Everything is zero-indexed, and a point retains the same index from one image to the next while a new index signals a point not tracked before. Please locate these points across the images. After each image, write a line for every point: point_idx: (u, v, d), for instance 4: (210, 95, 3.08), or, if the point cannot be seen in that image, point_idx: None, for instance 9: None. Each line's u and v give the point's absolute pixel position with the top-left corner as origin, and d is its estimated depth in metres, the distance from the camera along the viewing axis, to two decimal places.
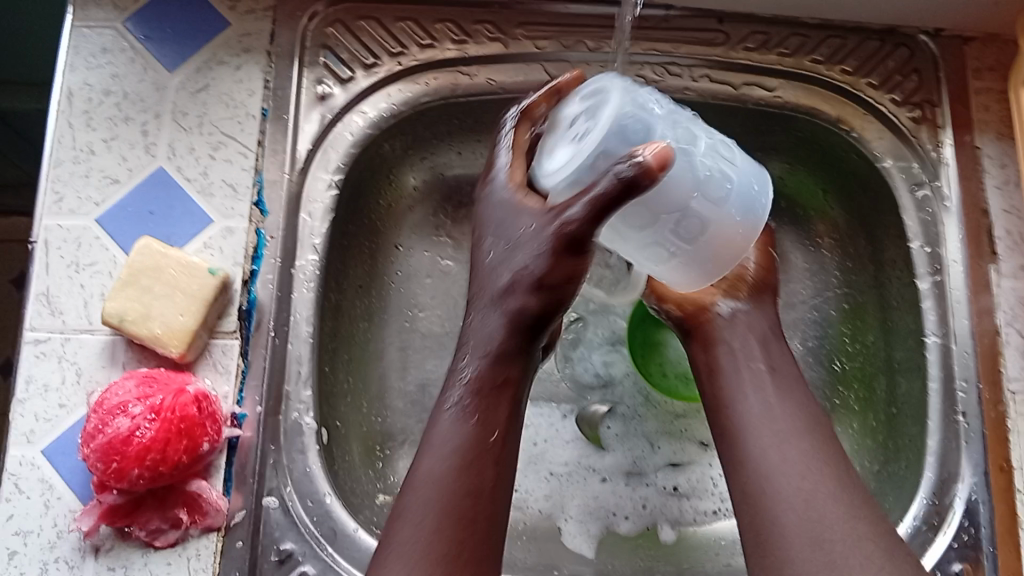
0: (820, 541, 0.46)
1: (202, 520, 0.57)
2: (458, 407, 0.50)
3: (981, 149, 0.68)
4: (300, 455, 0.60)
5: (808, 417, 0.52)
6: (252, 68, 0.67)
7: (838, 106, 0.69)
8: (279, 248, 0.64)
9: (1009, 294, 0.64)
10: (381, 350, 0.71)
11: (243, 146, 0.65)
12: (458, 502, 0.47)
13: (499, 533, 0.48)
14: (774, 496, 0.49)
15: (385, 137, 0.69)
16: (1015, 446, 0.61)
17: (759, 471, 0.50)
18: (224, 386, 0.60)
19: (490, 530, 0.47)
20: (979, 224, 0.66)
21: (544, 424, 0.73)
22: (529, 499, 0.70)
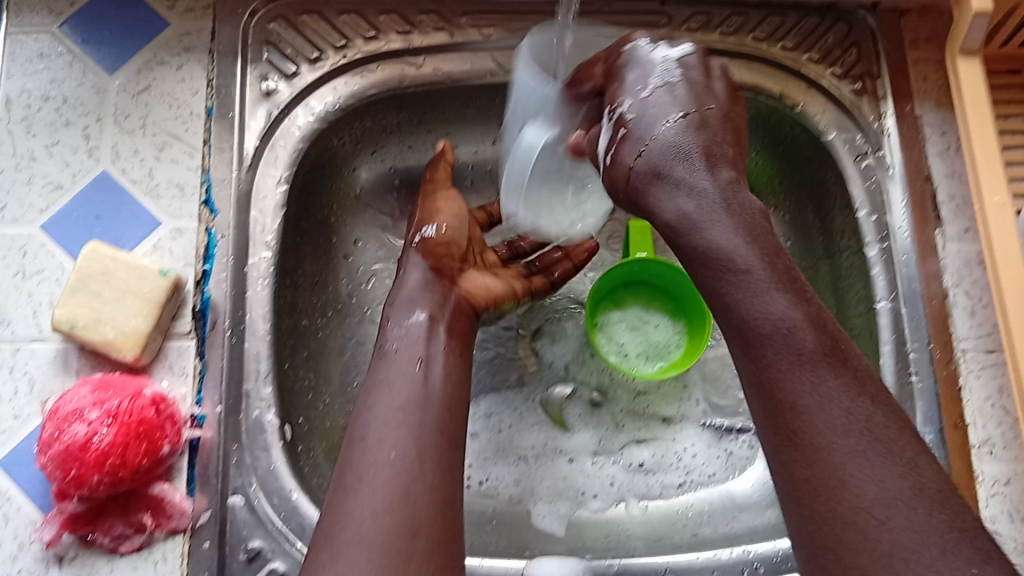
0: (854, 496, 0.40)
1: (167, 523, 0.56)
2: (407, 352, 0.55)
3: (921, 118, 0.69)
4: (264, 453, 0.60)
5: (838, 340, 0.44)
6: (195, 67, 0.66)
7: (782, 82, 0.70)
8: (231, 246, 0.63)
9: (954, 257, 0.66)
10: (341, 345, 0.71)
11: (190, 146, 0.64)
12: (399, 467, 0.47)
13: (451, 502, 0.47)
14: (835, 467, 0.41)
15: (333, 131, 0.68)
16: (968, 404, 0.63)
17: (822, 452, 0.41)
18: (182, 387, 0.60)
19: (439, 497, 0.47)
20: (923, 190, 0.67)
21: (506, 413, 0.73)
22: (498, 485, 0.71)
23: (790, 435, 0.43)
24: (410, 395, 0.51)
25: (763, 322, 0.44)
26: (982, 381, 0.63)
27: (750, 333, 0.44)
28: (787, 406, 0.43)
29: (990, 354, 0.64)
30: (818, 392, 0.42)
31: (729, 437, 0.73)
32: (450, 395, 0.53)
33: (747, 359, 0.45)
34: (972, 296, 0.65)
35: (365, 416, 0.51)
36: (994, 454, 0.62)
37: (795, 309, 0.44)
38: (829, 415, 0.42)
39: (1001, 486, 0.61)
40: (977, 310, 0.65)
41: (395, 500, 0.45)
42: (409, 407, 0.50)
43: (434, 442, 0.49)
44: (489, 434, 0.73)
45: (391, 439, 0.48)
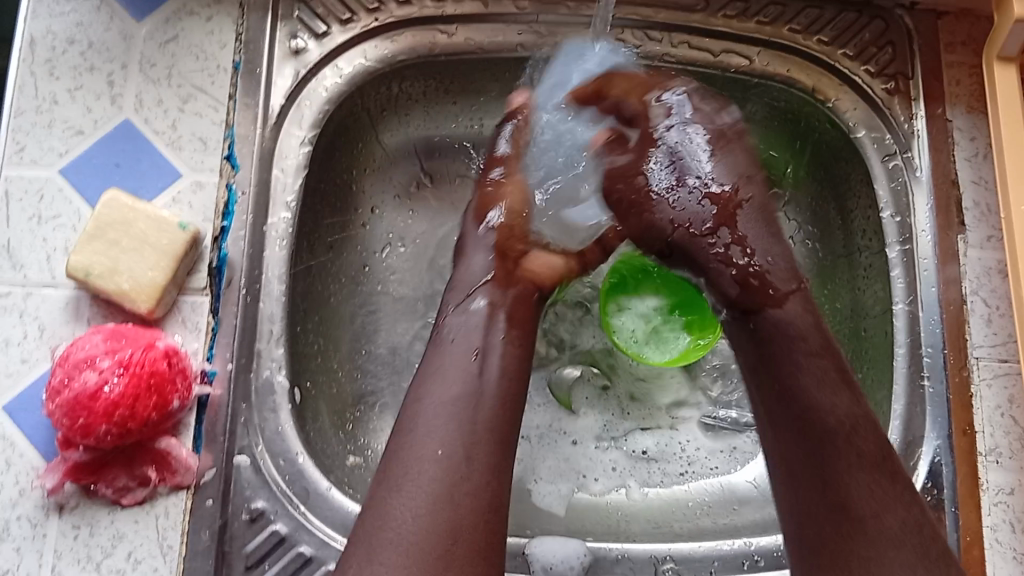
0: None
1: (171, 478, 0.56)
2: (463, 342, 0.51)
3: (951, 122, 0.69)
4: (272, 414, 0.59)
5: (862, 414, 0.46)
6: (224, 20, 0.65)
7: (814, 76, 0.69)
8: (251, 204, 0.62)
9: (975, 264, 0.66)
10: (353, 312, 0.71)
11: (214, 100, 0.64)
12: (448, 467, 0.45)
13: (498, 512, 0.45)
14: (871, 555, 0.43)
15: (360, 95, 0.67)
16: (978, 412, 0.62)
17: (867, 539, 0.44)
18: (194, 343, 0.59)
19: (485, 503, 0.44)
20: (949, 195, 0.67)
21: None
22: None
23: (810, 482, 0.46)
24: (472, 373, 0.49)
25: (822, 408, 0.46)
26: (994, 391, 0.63)
27: (817, 438, 0.46)
28: (826, 490, 0.45)
29: (1004, 363, 0.64)
30: (851, 475, 0.45)
31: (734, 434, 0.73)
32: (502, 393, 0.49)
33: (793, 440, 0.47)
34: (989, 304, 0.65)
35: (415, 406, 0.48)
36: (1000, 463, 0.62)
37: (851, 411, 0.46)
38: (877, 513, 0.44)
39: (1005, 495, 0.61)
40: (994, 318, 0.65)
41: (440, 505, 0.43)
42: (461, 402, 0.47)
43: (485, 441, 0.46)
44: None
45: (440, 436, 0.46)
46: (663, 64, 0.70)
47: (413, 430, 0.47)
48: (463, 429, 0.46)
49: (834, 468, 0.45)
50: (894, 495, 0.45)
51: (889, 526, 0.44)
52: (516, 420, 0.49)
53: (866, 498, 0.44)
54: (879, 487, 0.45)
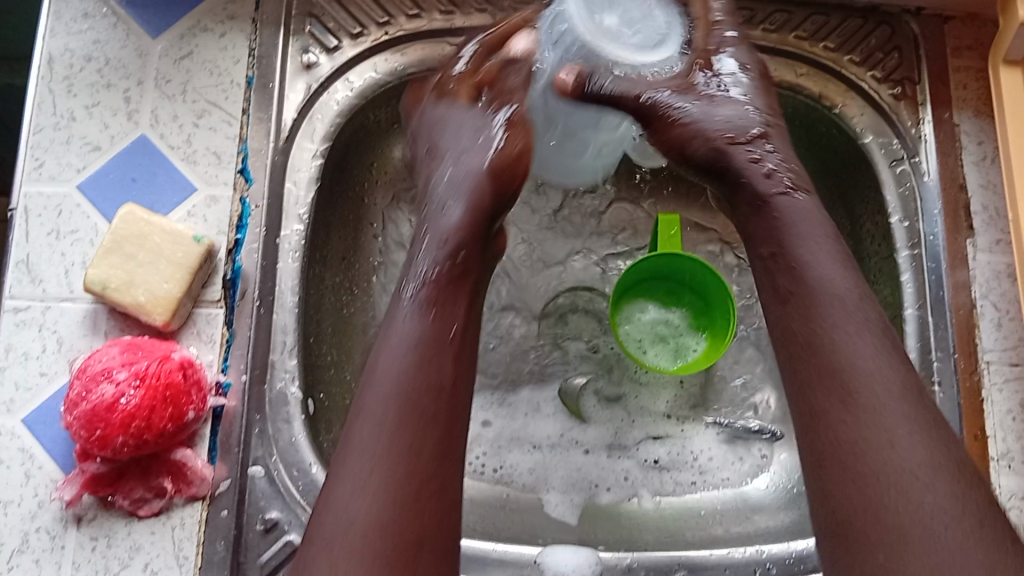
0: (897, 497, 0.41)
1: (187, 489, 0.57)
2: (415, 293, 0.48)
3: (959, 126, 0.69)
4: (286, 425, 0.60)
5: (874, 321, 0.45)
6: (237, 36, 0.66)
7: (821, 83, 0.70)
8: (264, 218, 0.63)
9: (984, 268, 0.66)
10: (365, 323, 0.71)
11: (228, 114, 0.65)
12: (396, 452, 0.42)
13: (445, 496, 0.43)
14: (875, 432, 0.42)
15: (371, 107, 0.68)
16: (990, 416, 0.62)
17: (867, 410, 0.43)
18: (208, 354, 0.60)
19: (432, 489, 0.42)
20: (957, 200, 0.67)
21: (523, 400, 0.74)
22: (513, 472, 0.71)
23: (814, 366, 0.45)
24: (409, 341, 0.46)
25: (819, 287, 0.46)
26: (1005, 395, 0.63)
27: (816, 319, 0.46)
28: (833, 376, 0.44)
29: (1015, 368, 0.64)
30: (863, 367, 0.44)
31: (747, 441, 0.73)
32: (457, 358, 0.46)
33: (785, 325, 0.47)
34: (999, 308, 0.65)
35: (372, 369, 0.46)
36: (1012, 467, 0.61)
37: (850, 284, 0.46)
38: (880, 404, 0.43)
39: (1017, 500, 0.61)
40: (1004, 322, 0.65)
41: (384, 497, 0.42)
42: (410, 367, 0.45)
43: (434, 414, 0.44)
44: (508, 422, 0.73)
45: (384, 419, 0.43)
46: None
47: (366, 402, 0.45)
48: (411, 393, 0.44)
49: (842, 345, 0.45)
50: (896, 384, 0.43)
51: (898, 422, 0.42)
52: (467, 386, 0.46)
53: (875, 375, 0.43)
54: (878, 372, 0.44)
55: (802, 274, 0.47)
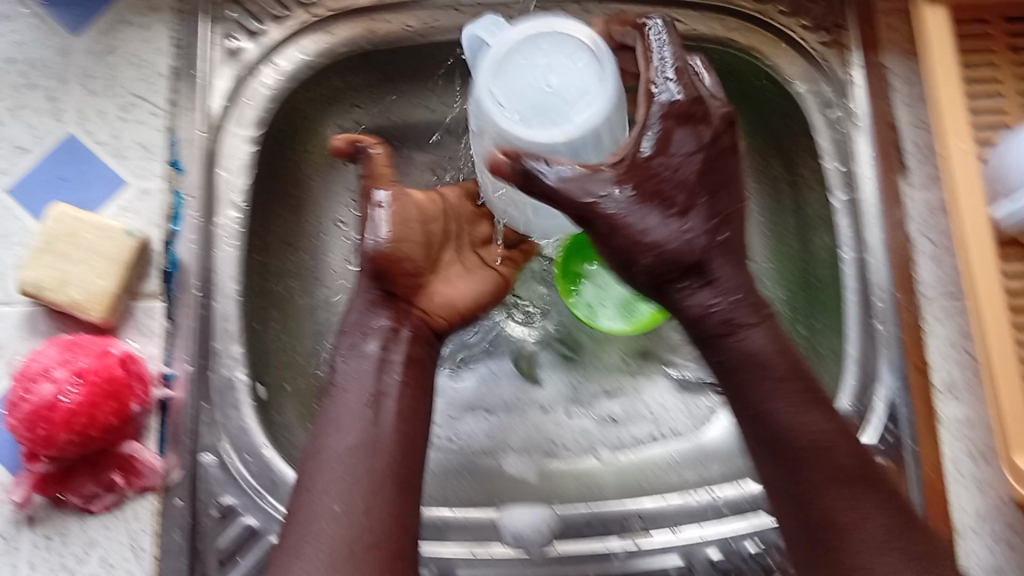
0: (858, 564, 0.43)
1: (138, 481, 0.57)
2: (355, 391, 0.52)
3: (889, 68, 0.69)
4: (234, 411, 0.60)
5: (833, 434, 0.46)
6: (159, 28, 0.66)
7: (751, 36, 0.70)
8: (198, 205, 0.63)
9: (920, 205, 0.66)
10: (311, 306, 0.71)
11: (154, 106, 0.64)
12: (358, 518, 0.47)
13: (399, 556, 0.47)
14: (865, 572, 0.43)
15: (303, 89, 0.68)
16: (933, 350, 0.63)
17: (847, 538, 0.44)
18: (150, 348, 0.60)
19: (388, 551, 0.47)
20: (889, 139, 0.67)
21: (475, 368, 0.74)
22: (470, 437, 0.72)
23: (813, 522, 0.45)
24: (364, 397, 0.52)
25: (755, 356, 0.47)
26: (947, 328, 0.63)
27: (762, 398, 0.47)
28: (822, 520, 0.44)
29: (957, 301, 0.64)
30: (811, 437, 0.45)
31: (702, 390, 0.74)
32: (402, 434, 0.51)
33: (739, 404, 0.48)
34: (937, 244, 0.65)
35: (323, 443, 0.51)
36: (959, 399, 0.62)
37: (779, 355, 0.47)
38: (865, 535, 0.43)
39: (965, 429, 0.61)
40: (943, 259, 0.65)
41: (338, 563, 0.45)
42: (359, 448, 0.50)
43: (391, 490, 0.49)
44: (461, 384, 0.74)
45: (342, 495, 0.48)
46: None
47: (305, 513, 0.48)
48: (366, 473, 0.49)
49: (787, 448, 0.46)
50: (839, 444, 0.46)
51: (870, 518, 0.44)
52: (416, 451, 0.52)
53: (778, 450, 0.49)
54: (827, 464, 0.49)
55: (764, 381, 0.47)
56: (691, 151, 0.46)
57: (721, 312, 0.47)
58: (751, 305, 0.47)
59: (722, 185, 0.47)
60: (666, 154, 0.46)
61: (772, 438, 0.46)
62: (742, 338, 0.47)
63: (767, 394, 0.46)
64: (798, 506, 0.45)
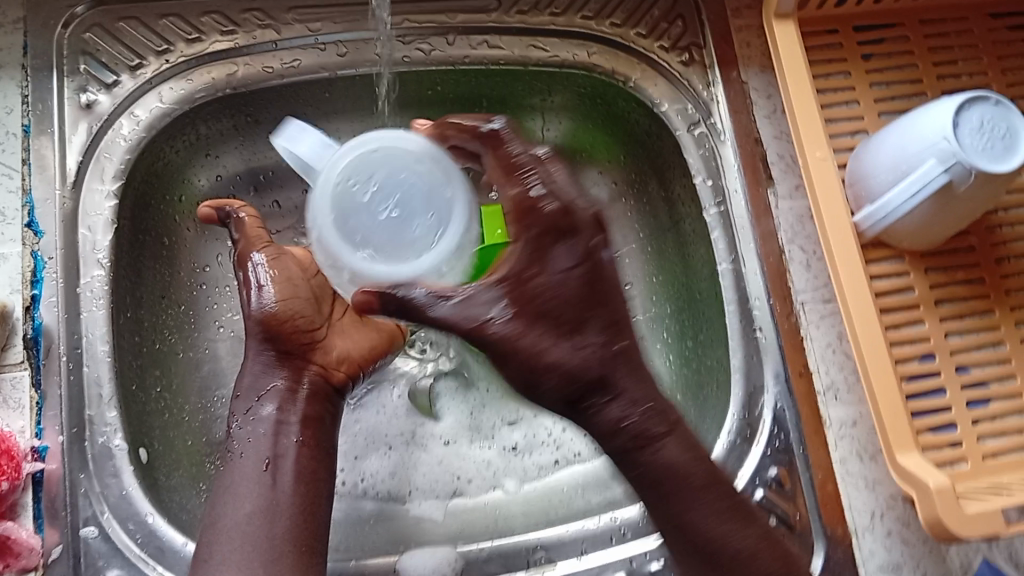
0: None
1: (16, 561, 0.54)
2: (252, 455, 0.54)
3: (748, 83, 0.71)
4: (114, 479, 0.57)
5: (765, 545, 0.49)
6: (8, 85, 0.63)
7: (612, 60, 0.71)
8: (61, 266, 0.60)
9: (788, 214, 0.68)
10: (195, 360, 0.69)
11: (7, 167, 0.61)
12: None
13: None
14: None
15: (165, 137, 0.66)
16: (811, 353, 0.65)
17: None
18: (19, 421, 0.57)
19: None
20: (754, 152, 0.70)
21: (372, 408, 0.73)
22: (372, 479, 0.70)
23: None
24: (259, 462, 0.53)
25: (669, 471, 0.48)
26: (823, 330, 0.66)
27: (695, 508, 0.48)
28: None
29: (829, 304, 0.66)
30: (722, 538, 0.48)
31: None
32: (298, 494, 0.53)
33: (662, 509, 0.49)
34: (807, 250, 0.67)
35: (220, 510, 0.52)
36: (839, 398, 0.64)
37: (691, 461, 0.48)
38: None
39: (848, 428, 0.63)
40: (813, 263, 0.67)
41: None
42: (255, 515, 0.51)
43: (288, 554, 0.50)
44: (359, 424, 0.72)
45: (237, 564, 0.49)
46: (459, 64, 0.70)
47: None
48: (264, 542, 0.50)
49: (718, 553, 0.48)
50: (759, 544, 0.49)
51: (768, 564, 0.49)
52: (315, 510, 0.53)
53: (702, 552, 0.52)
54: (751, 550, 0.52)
55: (677, 495, 0.48)
56: (571, 266, 0.47)
57: (633, 427, 0.47)
58: (658, 416, 0.48)
59: (607, 301, 0.47)
60: (543, 273, 0.46)
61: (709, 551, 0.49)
62: (656, 453, 0.48)
63: (684, 506, 0.48)
64: None
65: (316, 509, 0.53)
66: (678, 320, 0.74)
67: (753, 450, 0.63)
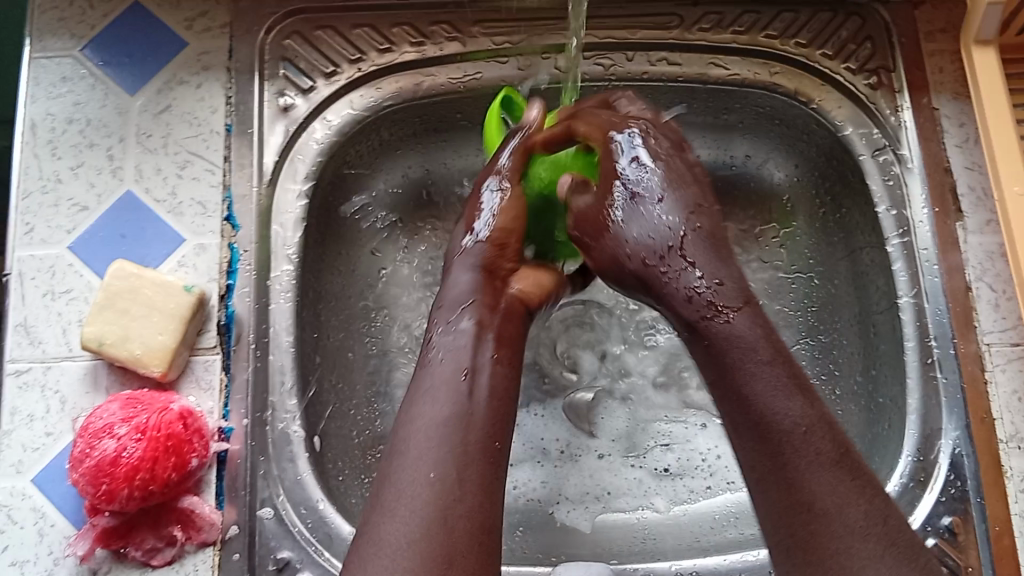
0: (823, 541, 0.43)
1: (197, 535, 0.57)
2: (451, 361, 0.49)
3: (939, 110, 0.69)
4: (290, 463, 0.61)
5: (824, 428, 0.45)
6: (213, 86, 0.67)
7: (795, 79, 0.70)
8: (254, 260, 0.64)
9: (976, 249, 0.65)
10: (365, 355, 0.72)
11: (210, 163, 0.65)
12: (441, 490, 0.44)
13: (489, 530, 0.44)
14: (806, 469, 0.44)
15: (352, 143, 0.69)
16: (995, 398, 0.62)
17: (770, 441, 0.45)
18: (209, 402, 0.61)
19: (477, 523, 0.44)
20: (943, 183, 0.67)
21: (531, 413, 0.74)
22: (529, 487, 0.71)
23: (777, 504, 0.45)
24: (448, 386, 0.48)
25: (776, 414, 0.45)
26: (1009, 376, 0.62)
27: (751, 408, 0.46)
28: (752, 424, 0.46)
29: (1018, 347, 0.63)
30: (773, 388, 0.46)
31: None
32: (495, 412, 0.48)
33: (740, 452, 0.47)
34: (995, 289, 0.64)
35: (407, 428, 0.47)
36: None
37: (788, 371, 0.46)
38: (782, 431, 0.45)
39: None
40: (1001, 303, 0.64)
41: (431, 527, 0.42)
42: (454, 422, 0.46)
43: (476, 462, 0.45)
44: (519, 426, 0.73)
45: (432, 458, 0.45)
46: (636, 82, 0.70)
47: (395, 493, 0.44)
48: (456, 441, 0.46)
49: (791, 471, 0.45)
50: (825, 447, 0.45)
51: (809, 476, 0.44)
52: (506, 429, 0.49)
53: (785, 422, 0.45)
54: (810, 451, 0.45)
55: (747, 400, 0.46)
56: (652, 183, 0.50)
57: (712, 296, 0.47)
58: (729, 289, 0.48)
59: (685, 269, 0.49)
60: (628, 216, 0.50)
61: (763, 440, 0.45)
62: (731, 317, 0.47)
63: (751, 405, 0.46)
64: (784, 476, 0.45)
65: (504, 429, 0.48)
66: (845, 351, 0.71)
67: (925, 496, 0.60)
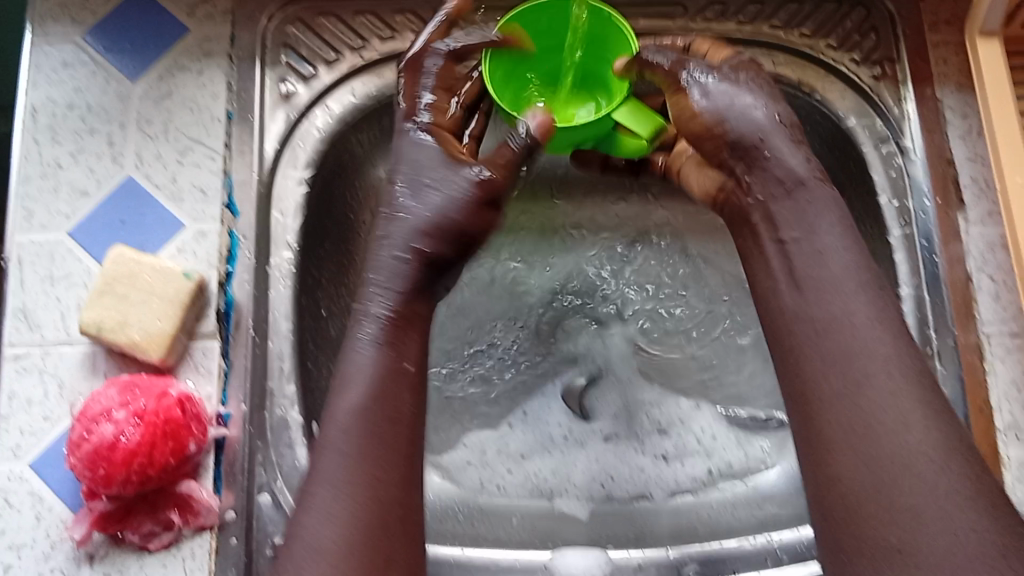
0: (879, 461, 0.44)
1: (194, 520, 0.57)
2: (381, 356, 0.51)
3: (942, 101, 0.68)
4: (288, 450, 0.60)
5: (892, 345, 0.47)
6: (214, 72, 0.67)
7: (799, 70, 0.69)
8: (253, 246, 0.64)
9: (977, 240, 0.65)
10: None
11: (210, 149, 0.65)
12: (373, 492, 0.47)
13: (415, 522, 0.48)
14: (863, 378, 0.46)
15: (353, 130, 0.69)
16: (995, 389, 0.62)
17: (835, 347, 0.47)
18: (207, 387, 0.61)
19: (407, 520, 0.48)
20: (945, 174, 0.66)
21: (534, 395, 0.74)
22: (535, 479, 0.70)
23: (811, 412, 0.47)
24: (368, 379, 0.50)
25: (838, 296, 0.48)
26: (1009, 366, 0.62)
27: (806, 295, 0.49)
28: (812, 324, 0.48)
29: (1017, 339, 0.63)
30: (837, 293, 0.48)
31: (756, 430, 0.72)
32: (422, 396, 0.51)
33: (791, 368, 0.49)
34: (996, 280, 0.64)
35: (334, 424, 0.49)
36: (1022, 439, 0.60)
37: (860, 273, 0.49)
38: (850, 336, 0.47)
39: None
40: (1003, 294, 0.64)
41: (364, 533, 0.46)
42: (382, 421, 0.48)
43: (401, 458, 0.48)
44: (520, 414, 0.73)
45: (363, 464, 0.47)
46: None
47: (320, 499, 0.47)
48: (379, 441, 0.48)
49: (848, 385, 0.46)
50: (894, 365, 0.46)
51: (915, 421, 0.45)
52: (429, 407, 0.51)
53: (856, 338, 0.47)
54: (877, 360, 0.46)
55: (807, 285, 0.50)
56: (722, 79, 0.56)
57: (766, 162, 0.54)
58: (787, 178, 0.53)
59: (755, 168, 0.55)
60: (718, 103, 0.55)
61: (828, 348, 0.47)
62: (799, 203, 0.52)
63: (809, 290, 0.49)
64: (843, 385, 0.46)
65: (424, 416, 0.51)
66: None
67: None
